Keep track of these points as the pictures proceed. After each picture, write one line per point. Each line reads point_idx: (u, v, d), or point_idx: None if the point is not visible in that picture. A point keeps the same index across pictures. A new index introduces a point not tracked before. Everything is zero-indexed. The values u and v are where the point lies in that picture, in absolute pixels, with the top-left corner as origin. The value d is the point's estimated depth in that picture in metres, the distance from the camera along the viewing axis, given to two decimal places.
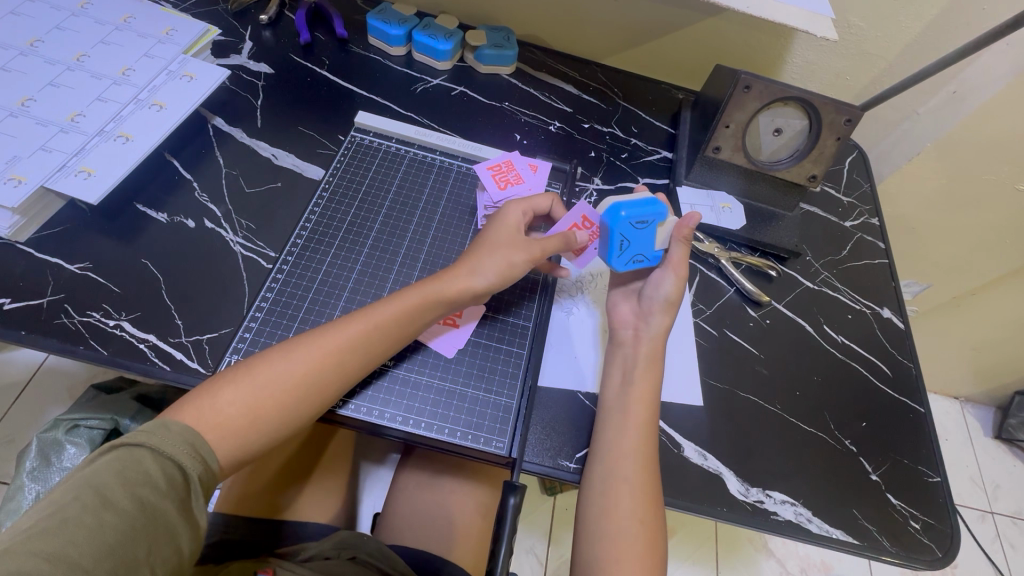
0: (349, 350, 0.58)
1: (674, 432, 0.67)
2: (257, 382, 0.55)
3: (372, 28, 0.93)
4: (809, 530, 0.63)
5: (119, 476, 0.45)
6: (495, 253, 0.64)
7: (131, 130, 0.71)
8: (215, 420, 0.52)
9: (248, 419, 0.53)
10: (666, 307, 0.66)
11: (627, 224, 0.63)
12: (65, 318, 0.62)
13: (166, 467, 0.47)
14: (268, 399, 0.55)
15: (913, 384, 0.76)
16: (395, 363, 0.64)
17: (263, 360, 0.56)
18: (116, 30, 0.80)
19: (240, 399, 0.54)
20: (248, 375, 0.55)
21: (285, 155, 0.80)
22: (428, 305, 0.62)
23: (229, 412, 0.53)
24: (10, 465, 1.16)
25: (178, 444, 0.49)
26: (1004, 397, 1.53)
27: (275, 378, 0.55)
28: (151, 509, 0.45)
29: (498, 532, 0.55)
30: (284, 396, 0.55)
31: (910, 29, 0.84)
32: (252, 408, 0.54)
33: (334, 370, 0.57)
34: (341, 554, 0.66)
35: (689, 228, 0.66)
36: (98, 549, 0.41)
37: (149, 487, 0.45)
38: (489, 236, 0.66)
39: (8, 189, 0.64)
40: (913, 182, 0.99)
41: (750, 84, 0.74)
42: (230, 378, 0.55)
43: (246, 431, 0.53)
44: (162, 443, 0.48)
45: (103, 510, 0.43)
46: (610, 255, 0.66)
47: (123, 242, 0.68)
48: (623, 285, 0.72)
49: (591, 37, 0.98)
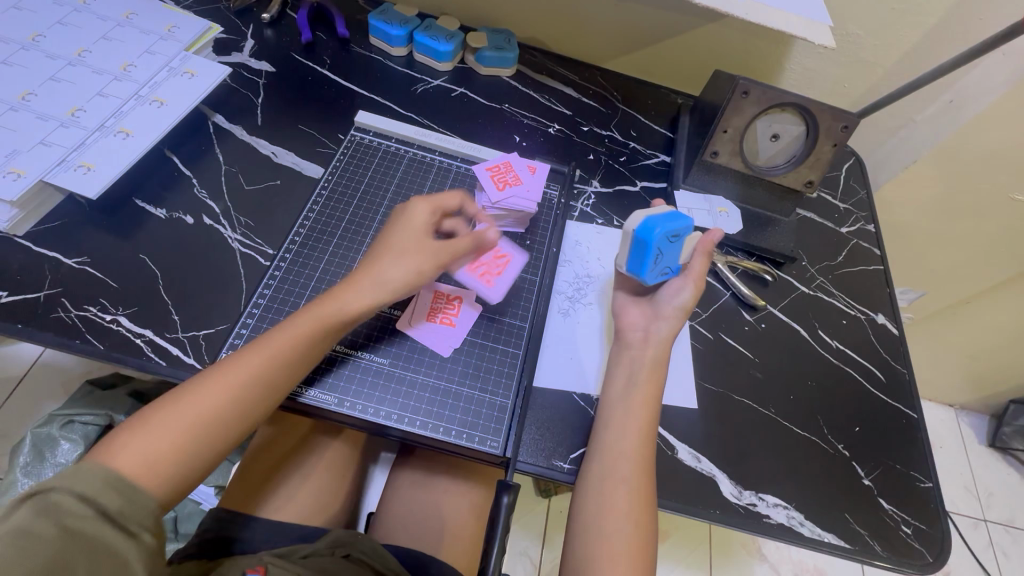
0: (302, 342, 0.57)
1: (667, 434, 0.67)
2: (212, 384, 0.53)
3: (373, 28, 0.93)
4: (800, 533, 0.63)
5: (99, 476, 0.45)
6: (401, 261, 0.63)
7: (131, 126, 0.71)
8: (181, 422, 0.51)
9: (213, 417, 0.52)
10: (679, 312, 0.67)
11: (664, 239, 0.65)
12: (62, 312, 0.62)
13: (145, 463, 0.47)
14: (225, 399, 0.53)
15: (906, 390, 0.76)
16: (364, 351, 0.65)
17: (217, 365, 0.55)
18: (118, 26, 0.80)
19: (197, 401, 0.52)
20: (203, 381, 0.53)
21: (284, 153, 0.80)
22: (380, 292, 0.61)
23: (188, 418, 0.51)
24: (3, 460, 1.15)
25: (149, 449, 0.48)
26: (998, 406, 1.54)
27: (237, 376, 0.54)
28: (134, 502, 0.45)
29: (491, 530, 0.55)
30: (242, 394, 0.54)
31: (908, 37, 0.85)
32: (210, 413, 0.52)
33: (290, 362, 0.57)
34: (335, 553, 0.66)
35: (712, 241, 0.70)
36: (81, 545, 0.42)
37: (127, 481, 0.46)
38: (393, 238, 0.64)
39: (7, 182, 0.64)
40: (909, 190, 1.00)
41: (748, 89, 0.75)
42: (191, 382, 0.53)
43: (210, 434, 0.52)
44: (131, 445, 0.48)
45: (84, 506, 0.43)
46: (642, 269, 0.67)
47: (121, 236, 0.68)
48: (634, 291, 0.72)
49: (591, 41, 0.99)
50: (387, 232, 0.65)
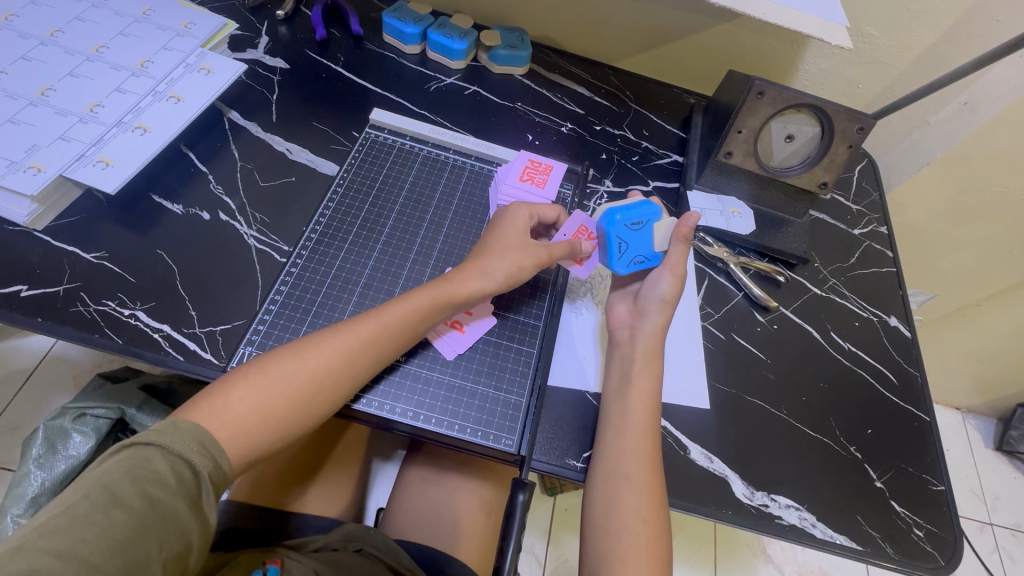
0: (361, 351, 0.59)
1: (679, 434, 0.67)
2: (268, 379, 0.55)
3: (387, 25, 0.93)
4: (812, 534, 0.63)
5: (128, 474, 0.45)
6: (506, 256, 0.65)
7: (148, 121, 0.72)
8: (227, 416, 0.53)
9: (259, 416, 0.54)
10: (663, 306, 0.67)
11: (624, 227, 0.66)
12: (82, 306, 0.62)
13: (176, 465, 0.48)
14: (279, 396, 0.55)
15: (918, 392, 0.76)
16: (408, 359, 0.65)
17: (275, 358, 0.57)
18: (135, 22, 0.81)
19: (250, 395, 0.54)
20: (260, 373, 0.56)
21: (299, 150, 0.80)
22: (435, 308, 0.63)
23: (239, 412, 0.53)
24: (16, 452, 1.16)
25: (190, 442, 0.50)
26: (1006, 410, 1.53)
27: (288, 376, 0.56)
28: (161, 507, 0.45)
29: (506, 527, 0.55)
30: (296, 394, 0.56)
31: (924, 38, 0.84)
32: (262, 408, 0.54)
33: (345, 371, 0.58)
34: (347, 547, 0.67)
35: (689, 227, 0.67)
36: (108, 545, 0.42)
37: (159, 484, 0.46)
38: (501, 236, 0.67)
39: (27, 177, 0.65)
40: (922, 191, 0.99)
41: (764, 90, 0.74)
42: (244, 376, 0.55)
43: (256, 430, 0.54)
44: (172, 441, 0.49)
45: (114, 508, 0.44)
46: (611, 260, 0.69)
47: (138, 232, 0.69)
48: (622, 286, 0.73)
49: (606, 40, 0.98)
50: (489, 233, 0.68)
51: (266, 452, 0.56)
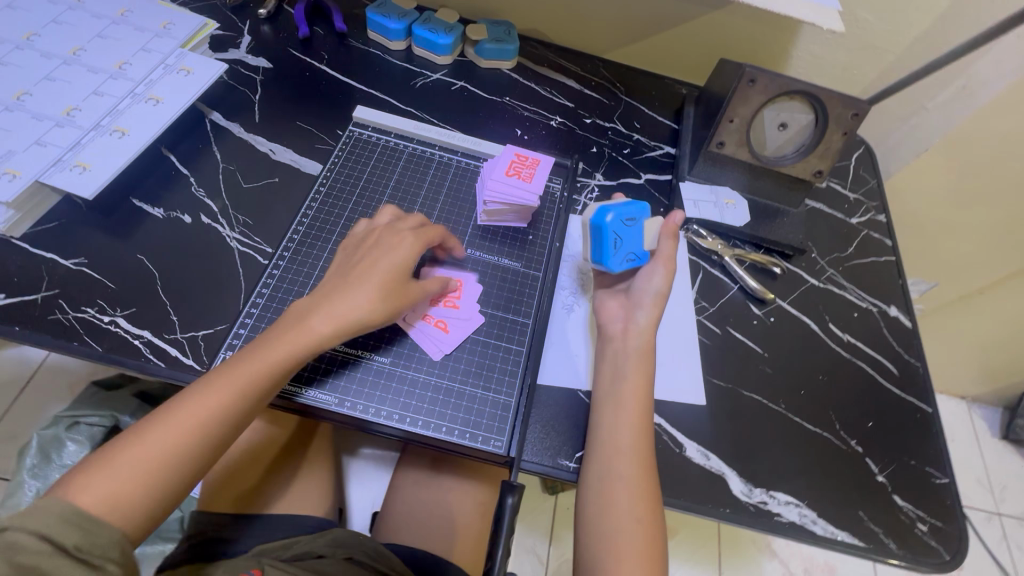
0: (268, 376, 0.54)
1: (675, 431, 0.66)
2: (153, 439, 0.49)
3: (371, 21, 0.91)
4: (812, 531, 0.62)
5: (67, 495, 0.44)
6: (391, 274, 0.59)
7: (126, 124, 0.71)
8: (110, 490, 0.46)
9: (150, 478, 0.48)
10: (657, 299, 0.65)
11: (618, 223, 0.67)
12: (60, 313, 0.61)
13: (111, 485, 0.46)
14: (170, 454, 0.49)
15: (920, 382, 0.74)
16: (375, 354, 0.64)
17: (157, 417, 0.50)
18: (113, 24, 0.79)
19: (182, 418, 0.50)
20: (138, 438, 0.49)
21: (282, 150, 0.79)
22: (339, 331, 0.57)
23: (173, 438, 0.49)
24: (10, 462, 1.15)
25: (102, 486, 0.46)
26: (1012, 398, 1.51)
27: (180, 428, 0.50)
28: (108, 517, 0.44)
29: (496, 531, 0.53)
30: (193, 445, 0.50)
31: (919, 21, 0.82)
32: (152, 471, 0.48)
33: (247, 408, 0.53)
34: (335, 553, 0.65)
35: (675, 225, 0.68)
36: (64, 558, 0.41)
37: (99, 502, 0.44)
38: (397, 257, 0.61)
39: (3, 183, 0.63)
40: (921, 178, 0.97)
41: (755, 77, 0.73)
42: (122, 443, 0.48)
43: (195, 452, 0.50)
44: (90, 479, 0.46)
45: (59, 526, 0.42)
46: (605, 255, 0.68)
47: (119, 237, 0.68)
48: (610, 286, 0.71)
49: (595, 31, 0.97)
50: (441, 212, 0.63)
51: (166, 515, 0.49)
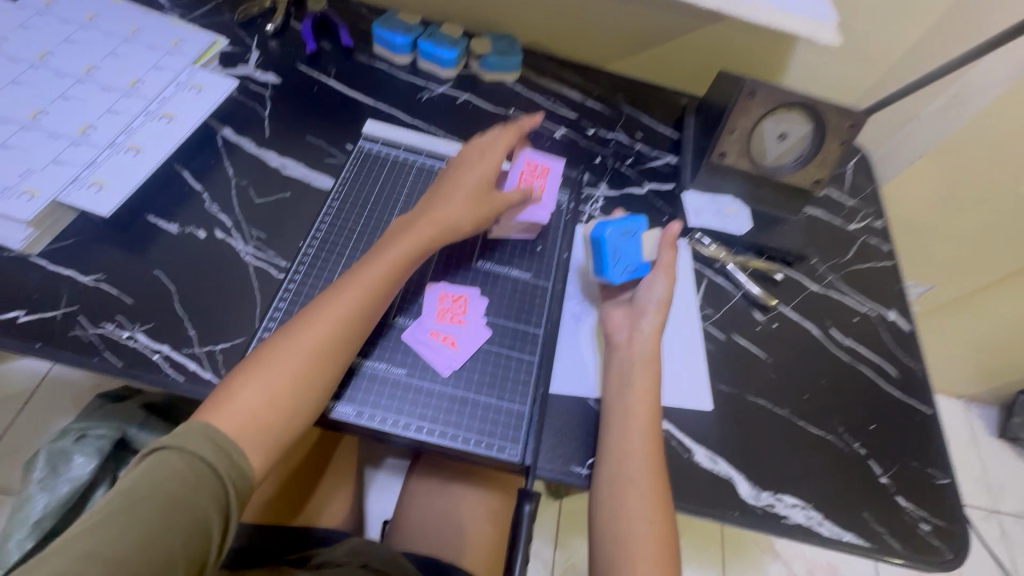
0: (360, 304, 0.59)
1: (683, 436, 0.67)
2: (267, 367, 0.55)
3: (377, 36, 0.93)
4: (819, 533, 0.63)
5: (147, 477, 0.46)
6: (458, 202, 0.68)
7: (141, 142, 0.72)
8: (237, 412, 0.52)
9: (267, 402, 0.53)
10: (660, 306, 0.68)
11: (617, 237, 0.71)
12: (80, 330, 0.62)
13: (192, 463, 0.48)
14: (283, 377, 0.54)
15: (920, 385, 0.76)
16: (383, 362, 0.65)
17: (268, 346, 0.56)
18: (124, 42, 0.81)
19: (253, 385, 0.54)
20: (257, 365, 0.55)
21: (293, 165, 0.80)
22: (410, 259, 0.64)
23: (249, 406, 0.53)
24: (17, 476, 1.16)
25: (202, 441, 0.49)
26: (1007, 397, 1.54)
27: (286, 354, 0.55)
28: (180, 500, 0.46)
29: (514, 537, 0.55)
30: (299, 369, 0.55)
31: (912, 33, 0.85)
32: (269, 392, 0.53)
33: (342, 333, 0.58)
34: (352, 561, 0.66)
35: (674, 236, 0.71)
36: (130, 542, 0.43)
37: (178, 483, 0.46)
38: (453, 186, 0.69)
39: (22, 202, 0.64)
40: (916, 184, 1.00)
41: (755, 90, 0.75)
42: (244, 370, 0.55)
43: (267, 420, 0.53)
44: (184, 441, 0.49)
45: (133, 507, 0.45)
46: (604, 267, 0.71)
47: (135, 252, 0.69)
48: (614, 296, 0.74)
49: (596, 44, 0.99)
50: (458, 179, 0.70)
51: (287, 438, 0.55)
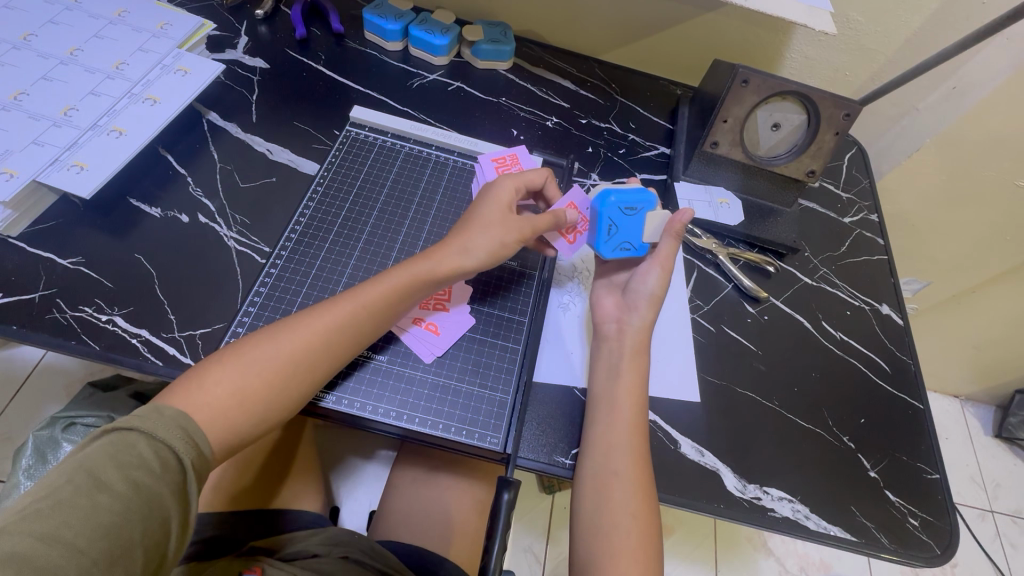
0: (350, 325, 0.58)
1: (670, 428, 0.67)
2: (245, 363, 0.54)
3: (368, 22, 0.92)
4: (806, 526, 0.62)
5: (112, 460, 0.44)
6: (485, 229, 0.64)
7: (124, 124, 0.71)
8: (202, 401, 0.51)
9: (235, 399, 0.53)
10: (651, 301, 0.66)
11: (616, 209, 0.66)
12: (58, 312, 0.61)
13: (160, 451, 0.47)
14: (257, 378, 0.54)
15: (912, 380, 0.75)
16: (373, 352, 0.64)
17: (250, 342, 0.56)
18: (110, 24, 0.80)
19: (228, 379, 0.53)
20: (235, 358, 0.54)
21: (279, 150, 0.79)
22: (413, 287, 0.62)
23: (222, 399, 0.52)
24: (6, 463, 1.15)
25: (173, 429, 0.48)
26: (1004, 396, 1.53)
27: (264, 359, 0.55)
28: (145, 491, 0.44)
29: (492, 526, 0.54)
30: (274, 374, 0.54)
31: (910, 23, 0.83)
32: (240, 391, 0.53)
33: (324, 351, 0.57)
34: (331, 551, 0.66)
35: (682, 223, 0.67)
36: (93, 530, 0.41)
37: (144, 470, 0.45)
38: (483, 211, 0.65)
39: (0, 183, 0.64)
40: (913, 178, 0.98)
41: (748, 78, 0.74)
42: (219, 360, 0.54)
43: (235, 415, 0.52)
44: (155, 428, 0.48)
45: (97, 492, 0.42)
46: (598, 242, 0.69)
47: (116, 236, 0.68)
48: (608, 277, 0.73)
49: (590, 32, 0.98)
50: (476, 206, 0.67)
51: (247, 437, 0.54)
